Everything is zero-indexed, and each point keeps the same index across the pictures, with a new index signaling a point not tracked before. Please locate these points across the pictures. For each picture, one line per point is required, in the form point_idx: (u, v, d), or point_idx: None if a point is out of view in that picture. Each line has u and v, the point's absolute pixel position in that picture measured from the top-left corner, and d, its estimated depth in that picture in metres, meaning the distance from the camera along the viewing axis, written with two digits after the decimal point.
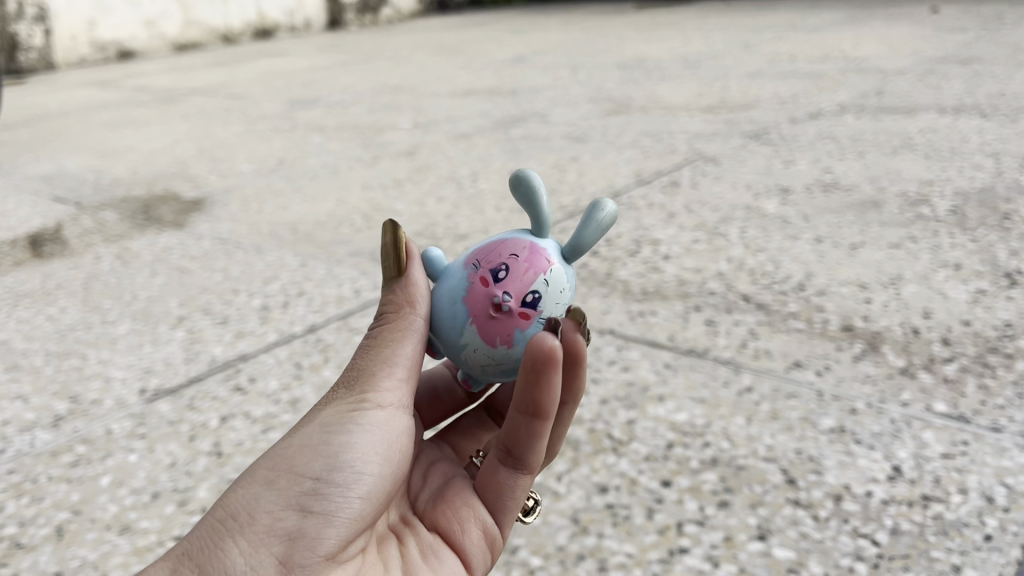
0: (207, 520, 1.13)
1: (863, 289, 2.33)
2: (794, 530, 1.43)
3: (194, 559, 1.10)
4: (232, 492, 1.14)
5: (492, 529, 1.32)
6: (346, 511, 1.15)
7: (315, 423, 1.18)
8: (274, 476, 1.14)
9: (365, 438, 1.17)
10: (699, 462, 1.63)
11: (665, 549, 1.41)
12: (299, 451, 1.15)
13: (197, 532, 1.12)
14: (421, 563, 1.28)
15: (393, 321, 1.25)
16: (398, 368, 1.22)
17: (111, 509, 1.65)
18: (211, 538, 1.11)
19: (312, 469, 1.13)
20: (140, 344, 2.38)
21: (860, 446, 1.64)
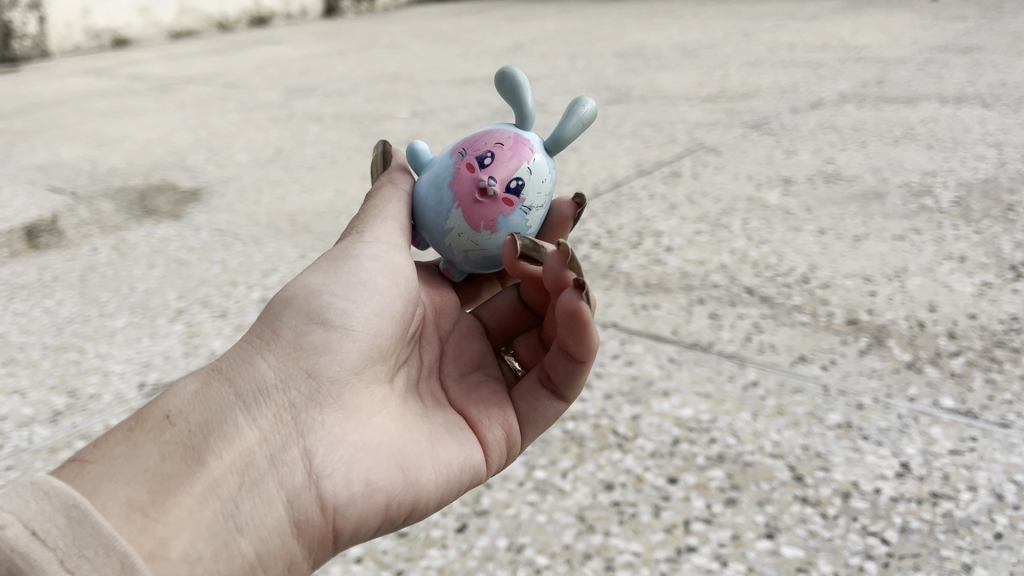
0: (236, 350, 1.28)
1: (867, 282, 2.31)
2: (803, 528, 1.41)
3: (228, 375, 1.24)
4: (257, 325, 1.31)
5: (517, 435, 1.43)
6: (364, 334, 1.30)
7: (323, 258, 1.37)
8: (294, 305, 1.31)
9: (371, 262, 1.36)
10: (705, 458, 1.62)
11: (672, 548, 1.39)
12: (312, 284, 1.33)
13: (226, 359, 1.27)
14: (445, 430, 1.38)
15: (381, 190, 1.53)
16: (391, 222, 1.47)
17: None
18: (239, 362, 1.26)
19: (328, 292, 1.31)
20: (138, 337, 2.36)
21: (867, 442, 1.63)
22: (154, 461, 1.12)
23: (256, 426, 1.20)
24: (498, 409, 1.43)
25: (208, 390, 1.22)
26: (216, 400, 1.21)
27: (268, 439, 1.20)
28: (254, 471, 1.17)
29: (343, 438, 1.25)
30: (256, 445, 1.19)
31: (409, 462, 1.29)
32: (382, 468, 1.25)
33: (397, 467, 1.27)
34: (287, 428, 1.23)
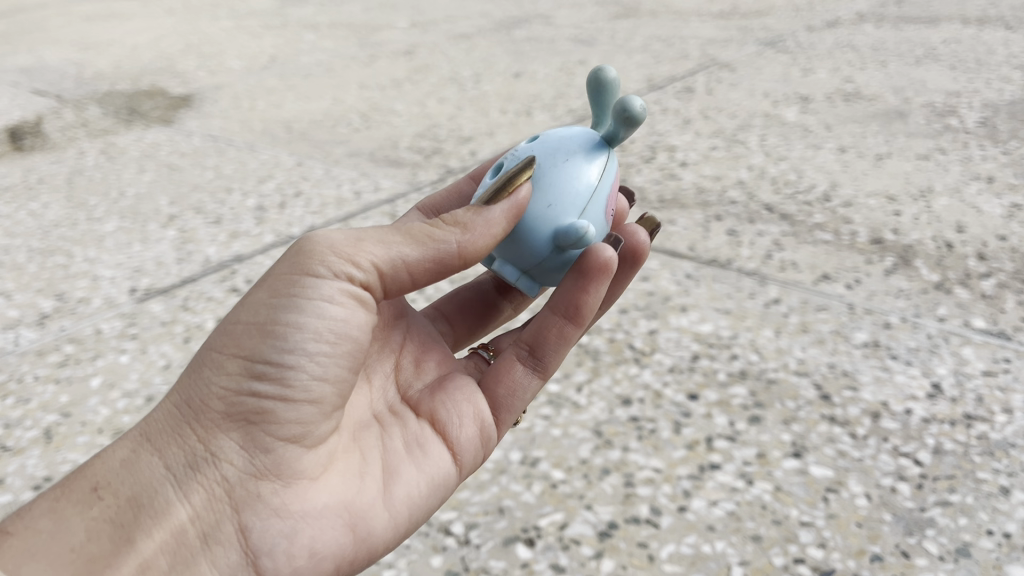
0: (169, 404, 1.06)
1: (892, 201, 2.21)
2: (831, 448, 1.35)
3: (159, 439, 1.05)
4: (188, 373, 1.07)
5: (490, 426, 1.22)
6: (299, 392, 1.03)
7: (260, 294, 1.05)
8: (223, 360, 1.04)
9: (314, 320, 1.02)
10: (727, 375, 1.54)
11: (695, 465, 1.33)
12: (247, 334, 1.04)
13: (158, 416, 1.06)
14: (404, 455, 1.17)
15: (427, 230, 1.05)
16: (380, 255, 1.04)
17: (103, 412, 1.55)
18: (170, 424, 1.05)
19: (263, 350, 1.03)
20: (129, 242, 2.26)
21: (896, 361, 1.56)
22: (77, 542, 0.96)
23: (189, 506, 1.02)
24: (466, 400, 1.22)
25: (139, 456, 1.04)
26: (145, 472, 1.04)
27: (201, 517, 1.02)
28: (184, 555, 1.00)
29: (283, 509, 1.05)
30: (188, 524, 1.01)
31: (360, 520, 1.09)
32: (328, 535, 1.06)
33: (345, 528, 1.07)
34: (222, 502, 1.03)
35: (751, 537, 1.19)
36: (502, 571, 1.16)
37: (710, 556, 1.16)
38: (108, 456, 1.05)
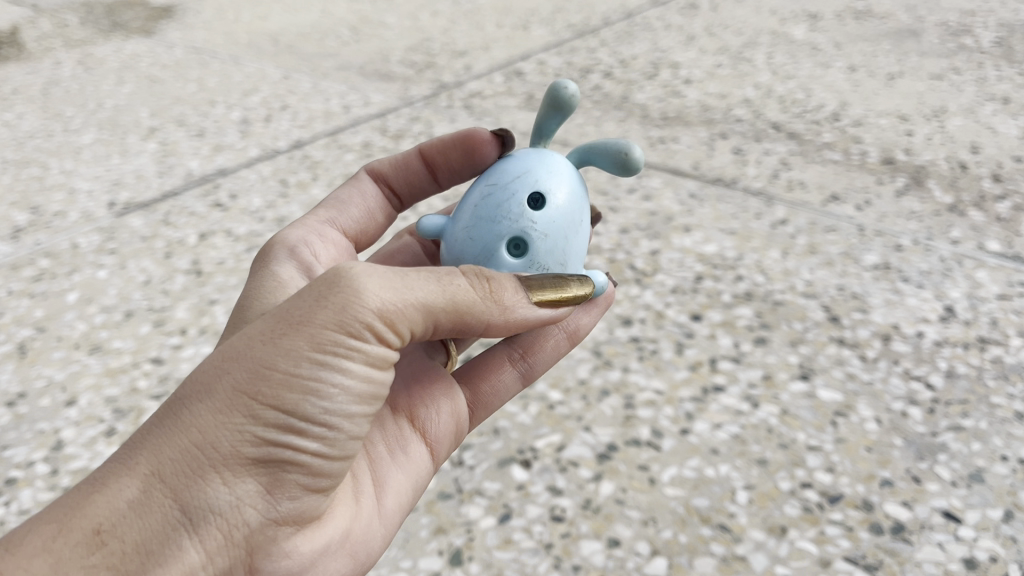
0: (180, 436, 0.77)
1: (904, 121, 2.12)
2: (840, 371, 1.30)
3: (171, 482, 0.77)
4: (203, 400, 0.78)
5: (466, 426, 1.09)
6: (336, 445, 0.85)
7: (305, 334, 0.79)
8: (257, 408, 0.78)
9: (358, 372, 0.82)
10: (731, 296, 1.48)
11: (698, 387, 1.28)
12: (286, 381, 0.79)
13: (168, 449, 0.77)
14: (387, 462, 1.00)
15: (474, 305, 0.86)
16: (414, 316, 0.83)
17: (79, 327, 1.48)
18: (185, 465, 0.77)
19: (304, 406, 0.80)
20: (108, 155, 2.16)
21: (907, 284, 1.50)
22: None
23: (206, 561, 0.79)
24: (446, 395, 1.06)
25: (146, 501, 0.76)
26: (152, 520, 0.76)
27: (215, 564, 0.80)
28: None
29: (294, 551, 0.85)
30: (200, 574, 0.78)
31: (360, 546, 0.93)
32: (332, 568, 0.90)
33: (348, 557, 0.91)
34: (236, 548, 0.81)
35: (757, 461, 1.14)
36: (497, 494, 1.11)
37: (713, 480, 1.11)
38: (95, 486, 0.76)
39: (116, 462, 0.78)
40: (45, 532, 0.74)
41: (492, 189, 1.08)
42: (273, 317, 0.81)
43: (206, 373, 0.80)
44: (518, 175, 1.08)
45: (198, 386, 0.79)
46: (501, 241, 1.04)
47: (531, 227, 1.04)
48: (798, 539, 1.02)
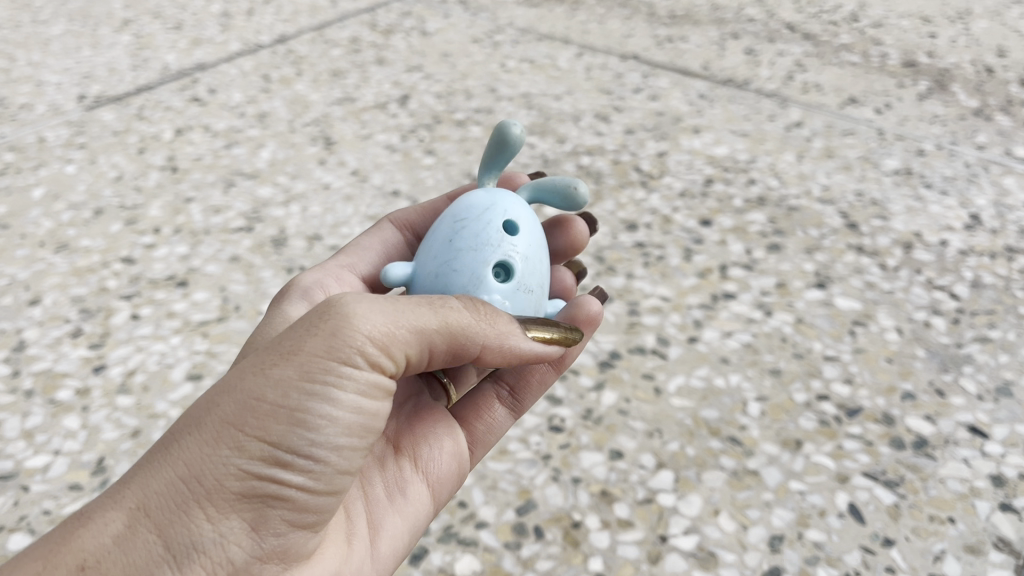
0: (162, 471, 0.63)
1: (926, 23, 2.00)
2: (859, 279, 1.21)
3: (152, 524, 0.62)
4: (186, 434, 0.63)
5: (467, 469, 0.89)
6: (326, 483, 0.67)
7: (296, 360, 0.63)
8: (245, 443, 0.63)
9: (351, 404, 0.66)
10: (743, 200, 1.39)
11: (707, 294, 1.19)
12: (273, 412, 0.63)
13: (150, 487, 0.62)
14: (386, 507, 0.81)
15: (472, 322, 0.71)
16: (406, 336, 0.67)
17: (45, 225, 1.38)
18: (171, 501, 0.62)
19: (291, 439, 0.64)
20: (78, 47, 2.02)
21: (930, 190, 1.41)
22: None
23: None
24: (449, 435, 0.87)
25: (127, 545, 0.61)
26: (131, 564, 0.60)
27: None
28: None
29: None
30: None
31: None
32: None
33: None
34: None
35: (770, 372, 1.06)
36: None
37: (723, 391, 1.04)
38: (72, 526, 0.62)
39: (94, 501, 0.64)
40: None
41: (459, 223, 0.86)
42: (268, 345, 0.66)
43: (190, 409, 0.65)
44: (483, 207, 0.87)
45: (182, 419, 0.65)
46: (486, 268, 0.82)
47: (514, 251, 0.83)
48: (813, 453, 0.95)
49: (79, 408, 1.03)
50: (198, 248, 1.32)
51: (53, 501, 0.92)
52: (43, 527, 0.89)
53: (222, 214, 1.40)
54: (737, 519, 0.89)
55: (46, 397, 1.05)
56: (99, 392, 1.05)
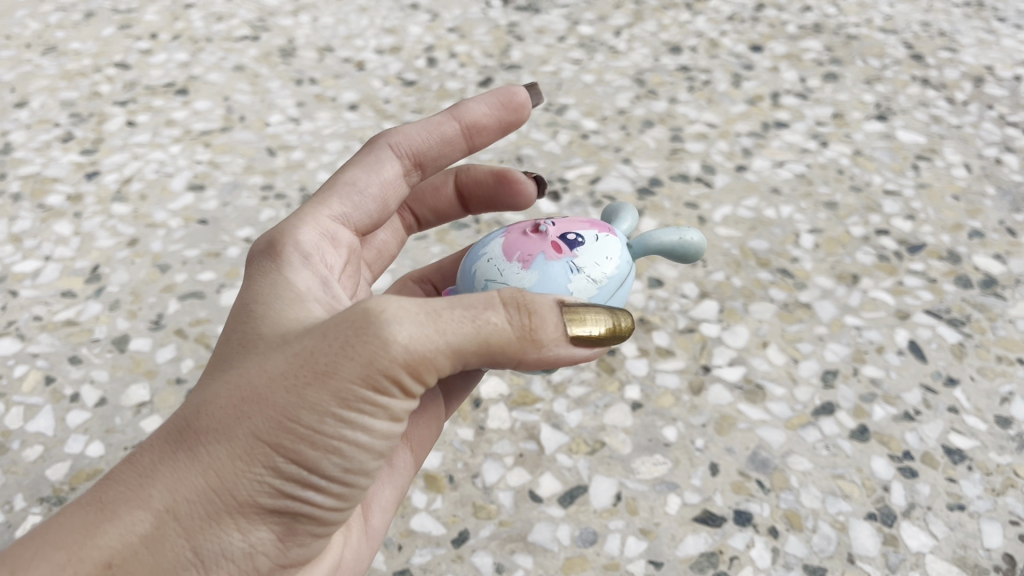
0: (191, 476, 0.42)
1: None
2: (924, 113, 1.10)
3: (165, 545, 0.41)
4: (215, 439, 0.42)
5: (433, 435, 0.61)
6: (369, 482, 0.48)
7: (336, 383, 0.42)
8: (283, 463, 0.43)
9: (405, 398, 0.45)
10: (798, 27, 1.26)
11: (757, 123, 1.09)
12: (324, 412, 0.43)
13: (163, 491, 0.42)
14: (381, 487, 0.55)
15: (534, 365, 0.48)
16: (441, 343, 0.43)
17: (31, 27, 1.26)
18: (196, 510, 0.42)
19: (348, 439, 0.44)
20: None
21: (1003, 24, 1.28)
22: None
23: None
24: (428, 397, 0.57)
25: (141, 563, 0.41)
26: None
27: None
28: None
29: None
30: None
31: None
32: None
33: None
34: None
35: (825, 204, 0.97)
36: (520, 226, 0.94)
37: (774, 222, 0.95)
38: (86, 525, 0.41)
39: (103, 484, 0.43)
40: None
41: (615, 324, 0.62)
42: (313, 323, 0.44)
43: (215, 395, 0.44)
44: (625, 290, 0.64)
45: (212, 405, 0.43)
46: None
47: None
48: (871, 289, 0.88)
49: (71, 215, 0.95)
50: (199, 56, 1.20)
51: (44, 307, 0.85)
52: (34, 333, 0.82)
53: (225, 22, 1.27)
54: (787, 353, 0.82)
55: (35, 203, 0.96)
56: (92, 198, 0.97)
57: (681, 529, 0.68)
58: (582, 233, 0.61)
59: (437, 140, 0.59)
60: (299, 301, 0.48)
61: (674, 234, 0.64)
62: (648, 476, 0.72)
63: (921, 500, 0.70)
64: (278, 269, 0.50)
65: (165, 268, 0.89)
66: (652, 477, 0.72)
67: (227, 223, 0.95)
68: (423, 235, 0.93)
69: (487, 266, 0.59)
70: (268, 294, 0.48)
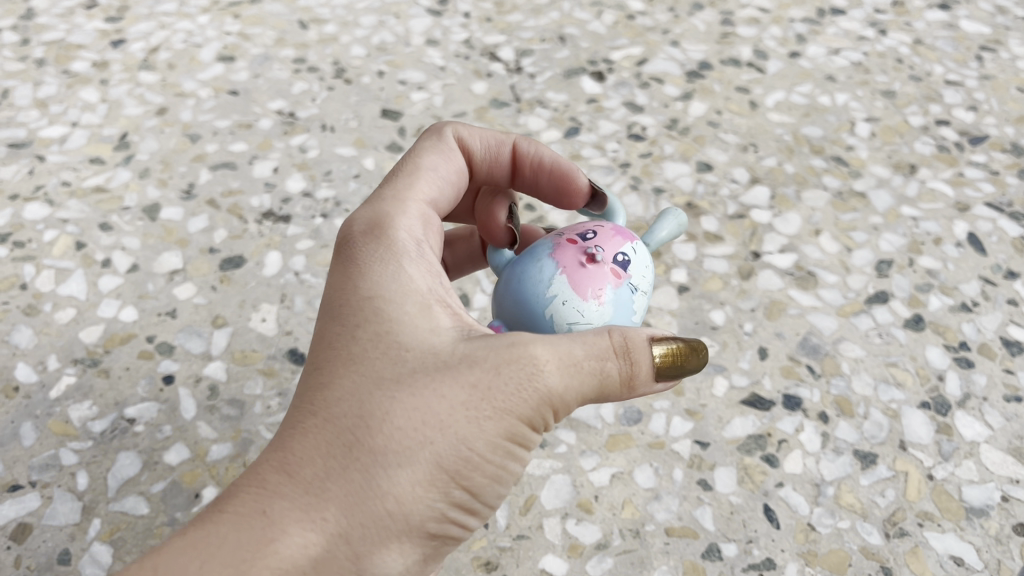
0: (367, 500, 0.39)
1: None
2: (989, 4, 1.04)
3: (333, 568, 0.38)
4: (392, 463, 0.39)
5: None
6: None
7: (507, 422, 0.41)
8: (454, 493, 0.41)
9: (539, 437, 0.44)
10: None
11: (813, 9, 1.03)
12: (492, 446, 0.41)
13: (337, 511, 0.39)
14: None
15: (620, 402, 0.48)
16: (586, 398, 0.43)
17: None
18: (362, 535, 0.39)
19: (498, 479, 0.42)
20: None
21: None
22: None
23: None
24: None
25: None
26: None
27: None
28: None
29: None
30: None
31: None
32: None
33: None
34: None
35: (882, 93, 0.93)
36: (563, 107, 0.90)
37: (829, 109, 0.91)
38: (255, 540, 0.37)
39: (263, 493, 0.39)
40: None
41: None
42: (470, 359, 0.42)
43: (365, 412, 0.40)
44: None
45: (388, 425, 0.40)
46: None
47: None
48: (930, 179, 0.84)
49: (97, 81, 0.91)
50: None
51: (73, 173, 0.82)
52: (63, 198, 0.80)
53: None
54: (840, 241, 0.78)
55: (59, 68, 0.93)
56: (118, 66, 0.93)
57: (728, 411, 0.66)
58: (625, 241, 0.53)
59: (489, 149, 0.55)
60: (428, 308, 0.44)
61: (672, 223, 0.58)
62: None
63: (976, 392, 0.68)
64: (398, 258, 0.45)
65: (195, 138, 0.86)
66: None
67: (258, 95, 0.91)
68: (462, 112, 0.89)
69: (562, 307, 0.49)
70: (391, 297, 0.44)
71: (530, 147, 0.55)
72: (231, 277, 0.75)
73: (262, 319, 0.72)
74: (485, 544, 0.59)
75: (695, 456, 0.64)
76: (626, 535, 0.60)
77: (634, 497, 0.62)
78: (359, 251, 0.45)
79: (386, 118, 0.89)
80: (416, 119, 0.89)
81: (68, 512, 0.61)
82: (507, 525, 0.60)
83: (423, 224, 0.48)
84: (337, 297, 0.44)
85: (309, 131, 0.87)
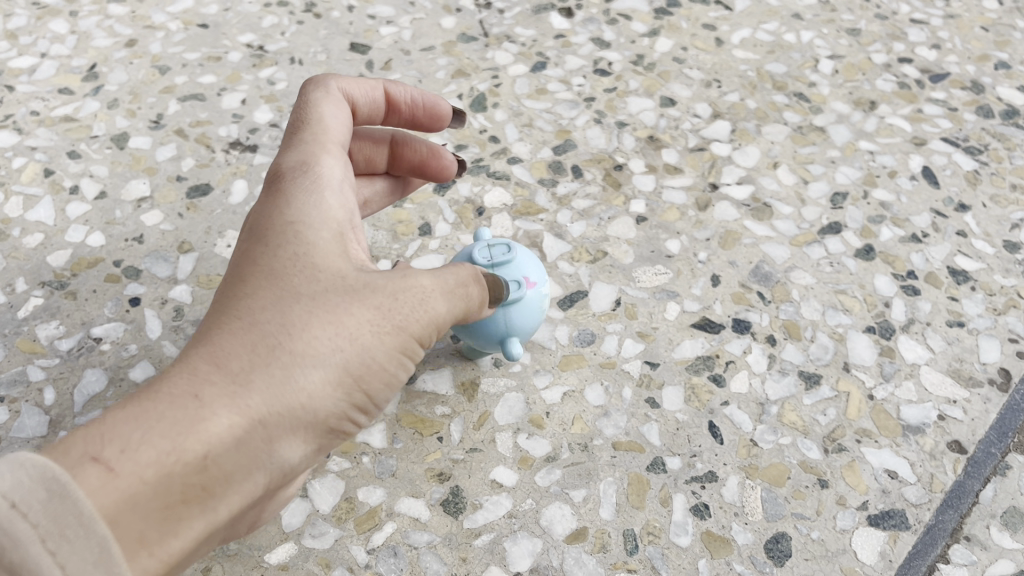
0: (283, 394, 0.43)
1: None
2: None
3: (251, 450, 0.41)
4: (309, 362, 0.43)
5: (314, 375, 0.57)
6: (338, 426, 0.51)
7: (400, 338, 0.46)
8: (354, 395, 0.45)
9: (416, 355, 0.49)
10: None
11: None
12: (385, 360, 0.46)
13: (261, 400, 0.42)
14: None
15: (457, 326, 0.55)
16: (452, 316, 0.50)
17: None
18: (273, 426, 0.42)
19: (381, 389, 0.47)
20: None
21: None
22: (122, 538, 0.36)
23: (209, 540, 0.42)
24: None
25: (228, 460, 0.40)
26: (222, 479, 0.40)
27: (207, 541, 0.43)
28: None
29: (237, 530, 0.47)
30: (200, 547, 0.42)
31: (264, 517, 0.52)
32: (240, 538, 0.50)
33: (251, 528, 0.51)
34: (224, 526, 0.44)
35: (848, 31, 0.94)
36: (531, 42, 0.91)
37: (793, 46, 0.92)
38: (189, 416, 0.40)
39: (193, 379, 0.41)
40: (100, 455, 0.38)
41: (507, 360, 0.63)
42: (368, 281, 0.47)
43: (285, 318, 0.44)
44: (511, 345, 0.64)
45: (305, 332, 0.44)
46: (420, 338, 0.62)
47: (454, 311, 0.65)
48: (889, 115, 0.85)
49: (67, 14, 0.92)
50: None
51: (42, 103, 0.83)
52: (32, 127, 0.81)
53: None
54: (797, 174, 0.80)
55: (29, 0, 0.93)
56: None
57: (678, 334, 0.68)
58: None
59: (368, 99, 0.59)
60: (341, 237, 0.48)
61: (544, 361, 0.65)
62: (649, 285, 0.72)
63: (920, 317, 0.70)
64: (319, 190, 0.49)
65: (164, 70, 0.87)
66: (653, 286, 0.72)
67: (228, 28, 0.92)
68: (430, 47, 0.90)
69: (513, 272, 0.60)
70: (307, 225, 0.47)
71: (401, 90, 0.61)
72: (198, 205, 0.76)
73: (227, 245, 0.73)
74: (439, 457, 0.62)
75: (645, 376, 0.66)
76: (574, 449, 0.62)
77: (584, 414, 0.64)
78: (287, 186, 0.49)
79: (354, 51, 0.90)
80: (384, 53, 0.89)
81: (35, 426, 0.63)
82: (461, 439, 0.63)
83: (343, 167, 0.52)
84: (262, 223, 0.48)
85: (277, 64, 0.88)
